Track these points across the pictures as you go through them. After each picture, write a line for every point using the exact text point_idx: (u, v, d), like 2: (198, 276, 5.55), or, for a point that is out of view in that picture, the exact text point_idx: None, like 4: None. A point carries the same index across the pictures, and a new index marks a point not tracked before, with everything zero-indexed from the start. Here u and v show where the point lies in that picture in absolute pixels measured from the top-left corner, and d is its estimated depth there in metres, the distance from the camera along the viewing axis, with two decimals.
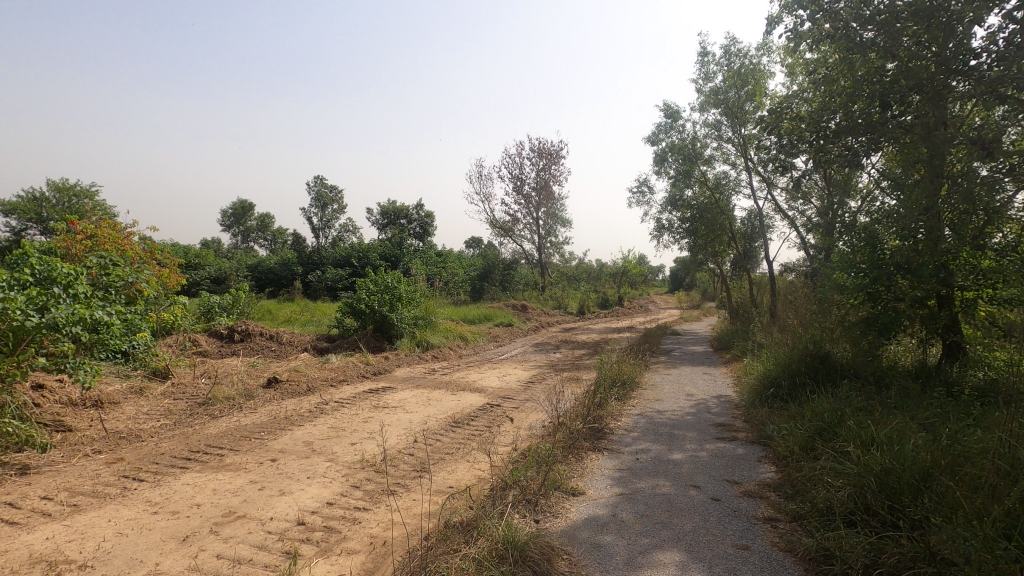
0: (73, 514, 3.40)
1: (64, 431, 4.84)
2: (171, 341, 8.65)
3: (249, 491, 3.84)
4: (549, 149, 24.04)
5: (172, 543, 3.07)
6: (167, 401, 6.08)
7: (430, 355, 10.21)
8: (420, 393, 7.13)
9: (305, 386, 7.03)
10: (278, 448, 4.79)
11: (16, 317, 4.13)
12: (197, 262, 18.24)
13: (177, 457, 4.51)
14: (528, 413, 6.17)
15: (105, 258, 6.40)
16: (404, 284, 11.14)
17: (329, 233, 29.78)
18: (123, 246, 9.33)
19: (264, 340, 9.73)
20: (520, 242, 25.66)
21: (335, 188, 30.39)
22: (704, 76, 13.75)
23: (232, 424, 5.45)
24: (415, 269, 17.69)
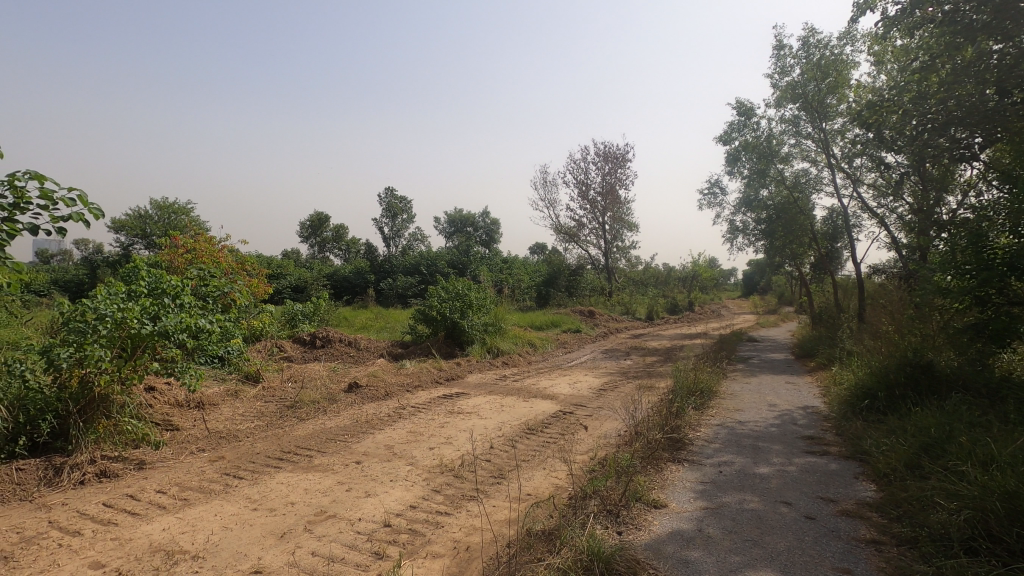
0: (184, 508, 3.68)
1: (172, 429, 5.27)
2: (260, 347, 9.24)
3: (337, 492, 4.01)
4: (615, 152, 23.80)
5: (272, 539, 3.26)
6: (260, 403, 6.50)
7: (500, 361, 10.30)
8: (493, 399, 7.20)
9: (383, 391, 7.28)
10: (362, 451, 4.99)
11: (134, 325, 4.57)
12: (280, 271, 19.39)
13: (271, 457, 4.79)
14: (602, 421, 6.09)
15: (204, 270, 6.92)
16: (475, 291, 11.34)
17: (400, 242, 30.86)
18: (218, 258, 10.08)
19: (343, 346, 10.19)
20: (586, 248, 25.44)
21: (405, 199, 31.62)
22: (780, 70, 13.13)
23: (318, 427, 5.74)
24: (482, 277, 17.94)
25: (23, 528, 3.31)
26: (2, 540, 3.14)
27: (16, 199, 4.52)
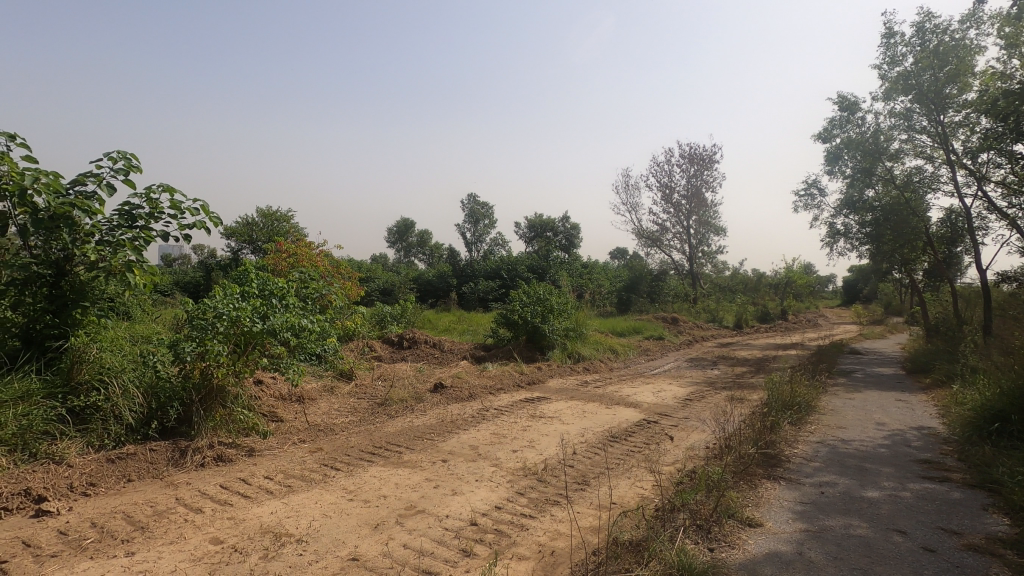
0: (289, 495, 3.96)
1: (277, 420, 5.69)
2: (353, 347, 9.77)
3: (426, 488, 4.15)
4: (701, 154, 22.98)
5: (366, 529, 3.43)
6: (353, 400, 6.87)
7: (581, 366, 10.23)
8: (575, 405, 7.16)
9: (467, 393, 7.45)
10: (448, 450, 5.13)
11: (247, 323, 4.99)
12: (370, 274, 20.41)
13: (364, 451, 5.05)
14: (690, 432, 5.87)
15: (305, 274, 7.44)
16: (556, 296, 11.34)
17: (481, 247, 31.55)
18: (316, 262, 10.80)
19: (428, 347, 10.56)
20: (669, 252, 24.70)
21: (487, 205, 32.33)
22: (889, 60, 12.10)
23: (406, 424, 5.97)
24: (562, 281, 17.91)
25: (155, 502, 3.71)
26: (140, 512, 3.54)
27: (151, 210, 5.11)
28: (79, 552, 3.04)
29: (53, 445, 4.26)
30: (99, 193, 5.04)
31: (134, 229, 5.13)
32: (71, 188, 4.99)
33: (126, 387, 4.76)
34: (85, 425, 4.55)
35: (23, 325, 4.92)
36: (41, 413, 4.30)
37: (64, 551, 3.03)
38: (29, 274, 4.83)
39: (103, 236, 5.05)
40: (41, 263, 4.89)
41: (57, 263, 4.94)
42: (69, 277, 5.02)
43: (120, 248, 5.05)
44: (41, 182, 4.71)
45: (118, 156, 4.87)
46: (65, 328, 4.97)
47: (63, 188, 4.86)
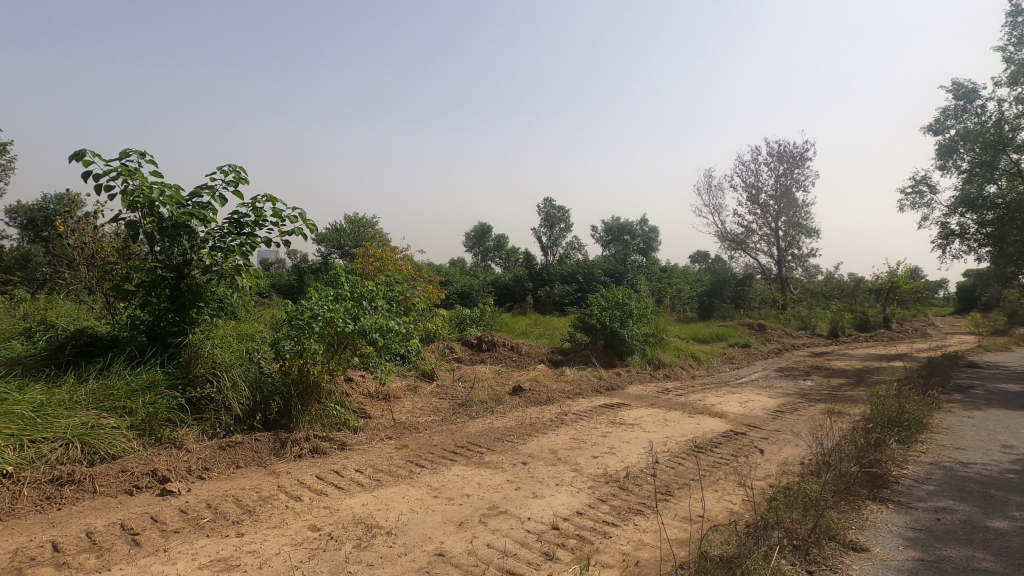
0: (378, 488, 4.14)
1: (366, 417, 5.96)
2: (435, 348, 10.07)
3: (507, 489, 4.20)
4: (792, 151, 21.69)
5: (451, 526, 3.52)
6: (435, 399, 7.08)
7: (662, 373, 9.93)
8: (656, 412, 6.97)
9: (546, 396, 7.45)
10: (528, 453, 5.16)
11: (340, 323, 5.27)
12: (449, 278, 20.95)
13: (447, 450, 5.19)
14: (782, 446, 5.54)
15: (391, 278, 7.77)
16: (636, 301, 11.07)
17: (557, 251, 31.52)
18: (400, 266, 11.26)
19: (506, 350, 10.69)
20: (756, 255, 23.48)
21: (563, 209, 32.31)
22: (1016, 41, 10.88)
23: (486, 426, 6.07)
24: (641, 285, 17.50)
25: (260, 488, 4.00)
26: (247, 497, 3.83)
27: (256, 218, 5.54)
28: (197, 530, 3.34)
29: (174, 431, 4.72)
30: (212, 203, 5.54)
31: (241, 236, 5.58)
32: (189, 200, 5.51)
33: (235, 381, 5.19)
34: (200, 415, 5.00)
35: (149, 324, 5.53)
36: (164, 402, 4.82)
37: (184, 528, 3.35)
38: (155, 277, 5.39)
39: (215, 242, 5.52)
40: (164, 267, 5.44)
41: (177, 267, 5.47)
42: (187, 279, 5.54)
43: (230, 253, 5.52)
44: (165, 194, 5.24)
45: (229, 169, 5.33)
46: (184, 326, 5.51)
47: (183, 200, 5.39)
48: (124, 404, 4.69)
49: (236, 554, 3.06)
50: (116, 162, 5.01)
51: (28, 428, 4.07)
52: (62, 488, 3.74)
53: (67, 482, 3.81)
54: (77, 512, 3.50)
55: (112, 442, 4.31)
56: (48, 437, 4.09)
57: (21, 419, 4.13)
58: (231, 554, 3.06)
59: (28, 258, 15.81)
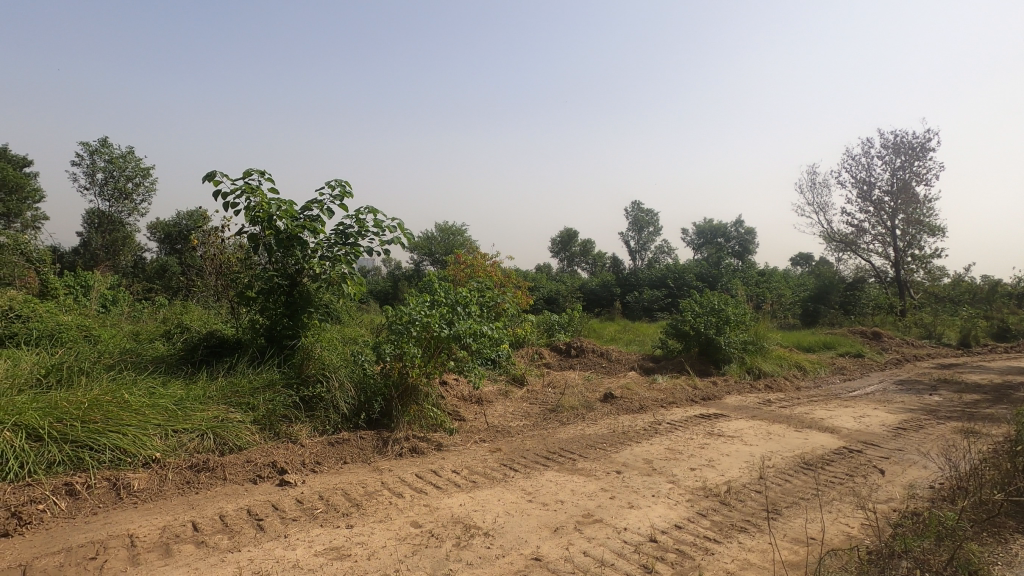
0: (474, 490, 4.25)
1: (460, 419, 6.14)
2: (524, 353, 10.18)
3: (602, 498, 4.15)
4: (910, 142, 19.72)
5: (547, 531, 3.53)
6: (526, 404, 7.14)
7: (762, 383, 9.33)
8: (758, 425, 6.57)
9: (638, 404, 7.27)
10: (622, 461, 5.06)
11: (436, 328, 5.46)
12: (536, 283, 21.05)
13: (539, 455, 5.22)
14: (906, 467, 5.02)
15: (483, 284, 7.95)
16: (733, 306, 10.48)
17: (646, 255, 30.77)
18: (490, 273, 11.51)
19: (595, 356, 10.58)
20: (868, 257, 21.49)
21: (652, 212, 31.52)
22: None
23: (578, 432, 6.03)
24: (737, 289, 16.62)
25: (366, 483, 4.25)
26: (354, 491, 4.07)
27: (359, 229, 5.90)
28: (312, 519, 3.60)
29: (289, 427, 5.13)
30: (321, 216, 5.97)
31: (346, 245, 5.96)
32: (301, 213, 5.99)
33: (342, 382, 5.57)
34: (312, 412, 5.39)
35: (268, 327, 6.07)
36: (281, 400, 5.27)
37: (301, 517, 3.62)
38: (272, 285, 5.91)
39: (324, 251, 5.94)
40: (280, 275, 5.96)
41: (291, 275, 5.96)
42: (299, 286, 6.01)
43: (337, 262, 5.93)
44: (282, 209, 5.74)
45: (336, 185, 5.74)
46: (297, 329, 5.98)
47: (296, 214, 5.87)
48: (247, 401, 5.17)
49: (347, 544, 3.26)
50: (240, 181, 5.57)
51: (171, 420, 4.60)
52: (199, 474, 4.18)
53: (202, 469, 4.25)
54: (212, 496, 3.90)
55: (238, 434, 4.76)
56: (187, 429, 4.59)
57: (166, 411, 4.67)
58: (342, 544, 3.26)
59: (166, 268, 17.86)
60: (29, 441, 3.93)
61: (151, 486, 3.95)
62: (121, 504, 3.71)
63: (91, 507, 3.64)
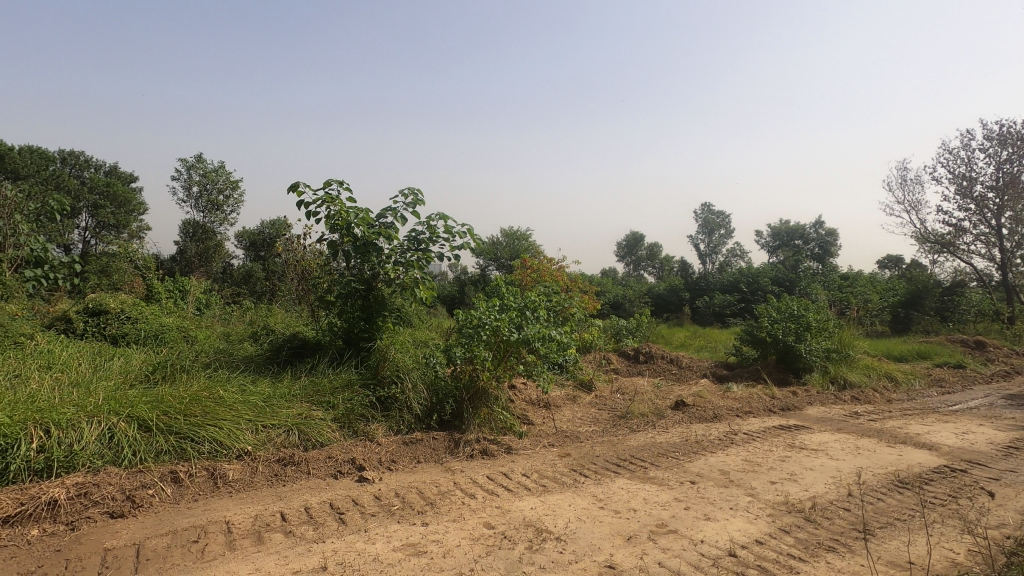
0: (545, 494, 4.25)
1: (528, 423, 6.16)
2: (591, 358, 10.08)
3: (677, 508, 4.03)
4: (1018, 133, 17.92)
5: (620, 539, 3.48)
6: (594, 410, 7.06)
7: (848, 394, 8.73)
8: (844, 439, 6.16)
9: (712, 413, 7.02)
10: (696, 472, 4.90)
11: (505, 332, 5.52)
12: (602, 288, 20.83)
13: (609, 461, 5.15)
14: (1019, 490, 4.55)
15: (550, 289, 7.96)
16: (815, 312, 9.90)
17: (717, 259, 29.67)
18: (557, 278, 11.51)
19: (665, 363, 10.32)
20: (969, 259, 19.67)
21: (723, 214, 30.45)
22: None
23: (649, 440, 5.90)
24: (817, 294, 15.72)
25: (439, 483, 4.35)
26: (428, 490, 4.19)
27: (430, 235, 6.09)
28: (389, 515, 3.73)
29: (367, 425, 5.35)
30: (395, 223, 6.21)
31: (418, 251, 6.16)
32: (377, 220, 6.25)
33: (415, 383, 5.75)
34: (387, 412, 5.60)
35: (346, 330, 6.37)
36: (359, 399, 5.52)
37: (379, 513, 3.76)
38: (350, 289, 6.20)
39: (398, 257, 6.16)
40: (357, 280, 6.23)
41: (367, 280, 6.23)
42: (375, 291, 6.27)
43: (410, 267, 6.13)
44: (359, 217, 6.03)
45: (410, 193, 5.98)
46: (373, 332, 6.28)
47: (372, 221, 6.14)
48: (328, 399, 5.44)
49: (423, 541, 3.36)
50: (322, 191, 5.91)
51: (260, 416, 4.91)
52: (286, 467, 4.44)
53: (289, 462, 4.51)
54: (297, 489, 4.13)
55: (320, 431, 5.01)
56: (275, 424, 4.90)
57: (255, 407, 5.00)
58: (418, 541, 3.36)
59: (251, 274, 19.07)
60: (140, 431, 4.32)
61: (244, 476, 4.24)
62: (217, 492, 4.01)
63: (192, 494, 3.95)
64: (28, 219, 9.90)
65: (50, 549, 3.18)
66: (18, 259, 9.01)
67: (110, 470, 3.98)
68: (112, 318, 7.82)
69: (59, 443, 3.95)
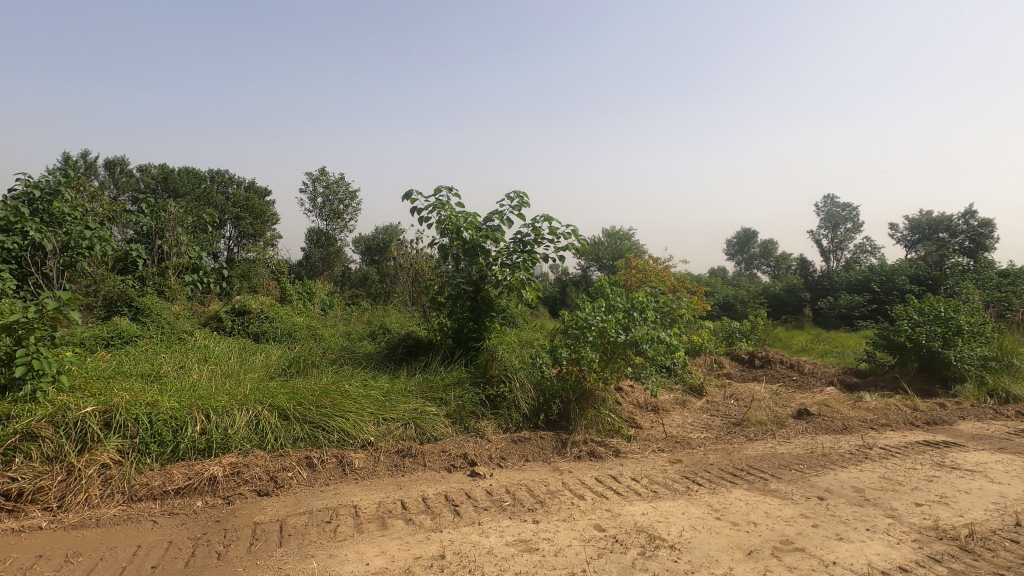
0: (656, 500, 4.14)
1: (636, 427, 6.02)
2: (701, 362, 9.64)
3: (803, 525, 3.74)
4: None
5: (740, 553, 3.30)
6: (706, 416, 6.74)
7: (1011, 409, 7.56)
8: (1008, 460, 5.36)
9: (841, 424, 6.42)
10: (825, 487, 4.52)
11: (612, 334, 5.44)
12: (711, 289, 19.86)
13: (725, 470, 4.89)
14: None
15: (657, 288, 7.72)
16: (967, 314, 8.70)
17: (842, 256, 27.10)
18: (663, 278, 11.16)
19: (785, 368, 9.61)
20: None
21: (850, 206, 27.78)
22: None
23: (768, 450, 5.53)
24: (969, 293, 13.80)
25: (547, 482, 4.40)
26: (537, 488, 4.24)
27: (536, 237, 6.16)
28: (501, 510, 3.84)
29: (477, 422, 5.53)
30: (501, 226, 6.37)
31: (524, 253, 6.26)
32: (485, 224, 6.46)
33: (523, 383, 5.85)
34: (496, 410, 5.75)
35: (455, 330, 6.64)
36: (469, 397, 5.73)
37: (491, 507, 3.87)
38: (459, 291, 6.47)
39: (504, 259, 6.31)
40: (466, 282, 6.49)
41: (475, 282, 6.47)
42: (482, 292, 6.49)
43: (516, 269, 6.26)
44: (468, 222, 6.27)
45: (516, 197, 6.13)
46: (482, 332, 6.51)
47: (479, 225, 6.35)
48: (441, 396, 5.72)
49: (534, 538, 3.41)
50: (433, 199, 6.22)
51: (381, 409, 5.27)
52: (404, 458, 4.71)
53: (406, 454, 4.78)
54: (415, 479, 4.37)
55: (435, 425, 5.26)
56: (394, 417, 5.22)
57: (377, 401, 5.38)
58: (530, 538, 3.42)
59: (367, 277, 20.45)
60: (280, 418, 4.81)
61: (368, 465, 4.56)
62: (345, 478, 4.35)
63: (324, 478, 4.32)
64: (188, 231, 11.41)
65: (212, 520, 3.64)
66: (180, 266, 10.41)
67: (257, 452, 4.47)
68: (254, 317, 8.77)
69: (216, 427, 4.51)
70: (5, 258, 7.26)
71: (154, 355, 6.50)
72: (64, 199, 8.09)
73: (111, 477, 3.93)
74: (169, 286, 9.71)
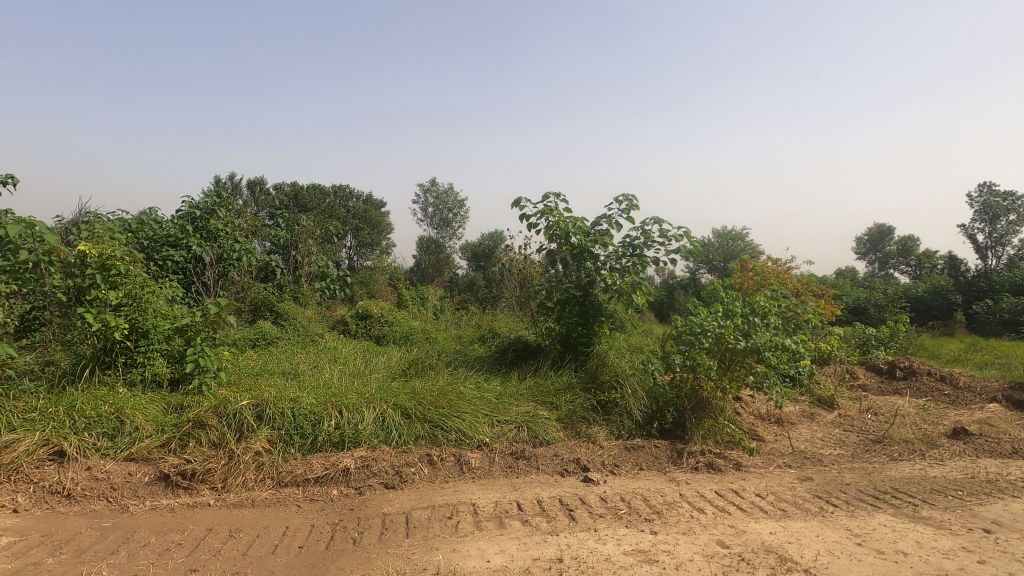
0: (786, 519, 3.86)
1: (758, 439, 5.66)
2: (831, 372, 8.82)
3: (966, 560, 3.30)
4: None
5: None
6: (839, 431, 6.17)
7: None
8: None
9: (1009, 447, 5.56)
10: (992, 518, 3.95)
11: (731, 340, 5.14)
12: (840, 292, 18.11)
13: (865, 492, 4.44)
14: None
15: (779, 292, 7.20)
16: None
17: (1003, 252, 23.50)
18: (784, 281, 10.39)
19: (933, 381, 8.52)
20: None
21: (1012, 194, 24.04)
22: None
23: (917, 472, 4.94)
24: None
25: (664, 493, 4.26)
26: (654, 498, 4.13)
27: (645, 239, 6.03)
28: (618, 518, 3.79)
29: (589, 428, 5.49)
30: (610, 230, 6.31)
31: (633, 256, 6.14)
32: (593, 228, 6.44)
33: (634, 389, 5.74)
34: (608, 416, 5.68)
35: (563, 334, 6.67)
36: (580, 403, 5.74)
37: (607, 515, 3.84)
38: (568, 296, 6.54)
39: (614, 262, 6.24)
40: (575, 286, 6.55)
41: (583, 287, 6.52)
42: (591, 296, 6.50)
43: (626, 272, 6.15)
44: (576, 226, 6.30)
45: (624, 199, 6.06)
46: (591, 337, 6.49)
47: (588, 230, 6.37)
48: (552, 400, 5.78)
49: (653, 549, 3.33)
50: (541, 205, 6.33)
51: (494, 412, 5.42)
52: (518, 460, 4.81)
53: (520, 456, 4.87)
54: (530, 482, 4.45)
55: (546, 429, 5.31)
56: (507, 420, 5.35)
57: (490, 403, 5.56)
58: (649, 549, 3.35)
59: (472, 283, 21.07)
60: (402, 417, 5.12)
61: (484, 465, 4.72)
62: (463, 477, 4.53)
63: (443, 475, 4.53)
64: (316, 243, 12.51)
65: (346, 508, 3.96)
66: (311, 274, 11.43)
67: (383, 447, 4.78)
68: (375, 321, 9.40)
69: (348, 423, 4.91)
70: (174, 269, 8.41)
71: (292, 355, 7.21)
72: (218, 217, 9.25)
73: (263, 463, 4.40)
74: (303, 293, 10.72)
